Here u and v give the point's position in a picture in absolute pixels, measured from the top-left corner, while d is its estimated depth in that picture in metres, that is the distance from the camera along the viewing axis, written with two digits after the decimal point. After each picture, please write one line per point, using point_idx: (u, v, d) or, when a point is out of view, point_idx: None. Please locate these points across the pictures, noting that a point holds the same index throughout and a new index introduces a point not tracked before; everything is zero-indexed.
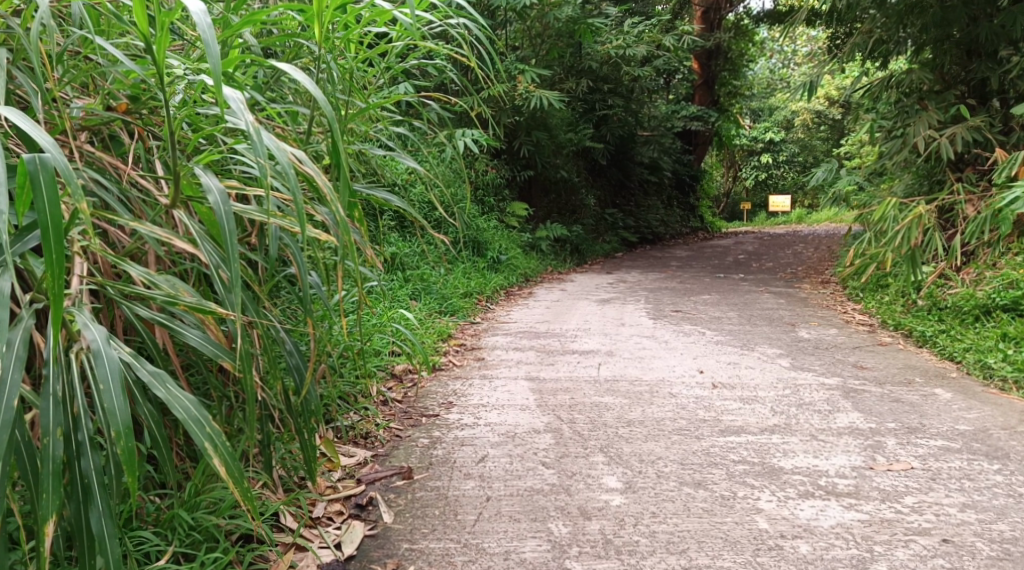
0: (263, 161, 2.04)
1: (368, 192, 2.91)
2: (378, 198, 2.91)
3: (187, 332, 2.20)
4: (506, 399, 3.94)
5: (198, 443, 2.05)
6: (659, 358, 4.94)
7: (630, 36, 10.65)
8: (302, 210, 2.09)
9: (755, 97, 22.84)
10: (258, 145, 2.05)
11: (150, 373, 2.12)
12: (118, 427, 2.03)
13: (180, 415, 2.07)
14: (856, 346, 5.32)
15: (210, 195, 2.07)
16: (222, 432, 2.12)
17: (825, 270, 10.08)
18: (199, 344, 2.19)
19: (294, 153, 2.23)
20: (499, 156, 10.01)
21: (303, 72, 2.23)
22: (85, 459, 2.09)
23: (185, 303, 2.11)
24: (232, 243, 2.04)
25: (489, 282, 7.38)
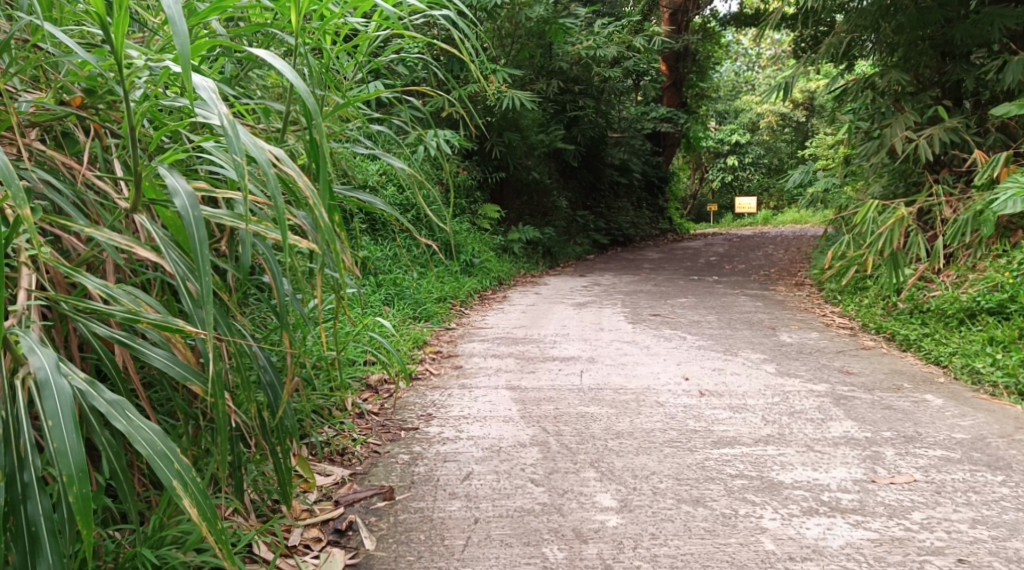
0: (238, 158, 1.87)
1: (348, 195, 2.76)
2: (359, 200, 2.73)
3: (150, 353, 2.02)
4: (488, 410, 3.79)
5: (164, 481, 1.88)
6: (642, 365, 4.81)
7: (601, 36, 10.54)
8: (282, 214, 1.92)
9: (722, 100, 22.86)
10: (232, 142, 1.88)
11: (108, 403, 1.95)
12: (70, 469, 1.85)
13: (142, 451, 1.90)
14: (840, 350, 5.22)
15: (177, 198, 1.90)
16: (190, 466, 1.95)
17: (799, 271, 10.01)
18: (163, 365, 2.01)
19: (272, 151, 2.07)
20: (471, 157, 9.85)
21: (281, 63, 2.07)
22: (33, 503, 1.91)
23: (148, 320, 1.93)
24: (201, 252, 1.87)
25: (462, 287, 7.22)
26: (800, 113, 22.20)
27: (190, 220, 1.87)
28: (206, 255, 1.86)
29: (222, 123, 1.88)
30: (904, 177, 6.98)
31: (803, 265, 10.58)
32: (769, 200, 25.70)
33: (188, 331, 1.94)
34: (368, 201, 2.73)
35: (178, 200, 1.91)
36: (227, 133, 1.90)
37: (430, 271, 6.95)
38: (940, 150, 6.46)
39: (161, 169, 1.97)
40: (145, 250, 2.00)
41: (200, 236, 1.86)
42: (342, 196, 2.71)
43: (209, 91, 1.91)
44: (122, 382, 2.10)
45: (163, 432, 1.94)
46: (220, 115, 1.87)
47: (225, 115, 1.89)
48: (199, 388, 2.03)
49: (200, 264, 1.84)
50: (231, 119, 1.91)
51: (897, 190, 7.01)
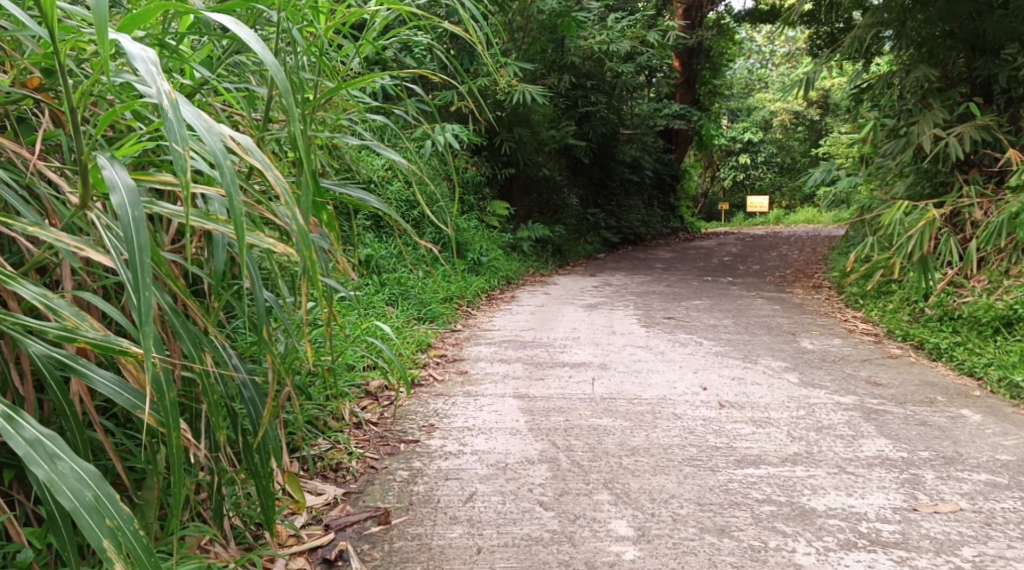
0: (179, 147, 1.64)
1: (338, 190, 2.51)
2: (351, 195, 2.49)
3: (96, 377, 1.83)
4: (494, 421, 3.55)
5: (94, 541, 1.70)
6: (657, 373, 4.57)
7: (614, 31, 10.28)
8: (237, 212, 1.67)
9: (734, 97, 22.58)
10: (173, 126, 1.65)
11: (29, 443, 1.74)
12: None
13: (68, 504, 1.70)
14: (865, 359, 4.97)
15: (115, 194, 1.67)
16: (126, 518, 1.76)
17: (816, 273, 9.74)
18: (110, 392, 1.82)
19: (235, 139, 1.82)
20: (479, 153, 9.61)
21: (244, 33, 1.82)
22: None
23: (87, 340, 1.75)
24: (137, 258, 1.63)
25: (469, 286, 6.98)
26: (814, 111, 21.92)
27: (128, 221, 1.65)
28: (146, 261, 1.64)
29: (162, 103, 1.65)
30: (930, 177, 6.74)
31: (820, 267, 10.34)
32: (782, 199, 25.40)
33: (132, 355, 1.75)
34: (362, 198, 2.48)
35: (117, 196, 1.68)
36: (169, 114, 1.66)
37: (436, 270, 6.71)
38: (970, 149, 6.19)
39: (102, 159, 1.75)
40: (95, 252, 1.79)
41: (138, 238, 1.64)
42: (332, 191, 2.48)
43: (148, 64, 1.67)
44: (69, 404, 1.86)
45: (94, 478, 1.75)
46: (160, 95, 1.64)
47: (166, 94, 1.65)
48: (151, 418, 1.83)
49: (136, 274, 1.62)
50: (174, 99, 1.67)
51: (924, 191, 6.76)
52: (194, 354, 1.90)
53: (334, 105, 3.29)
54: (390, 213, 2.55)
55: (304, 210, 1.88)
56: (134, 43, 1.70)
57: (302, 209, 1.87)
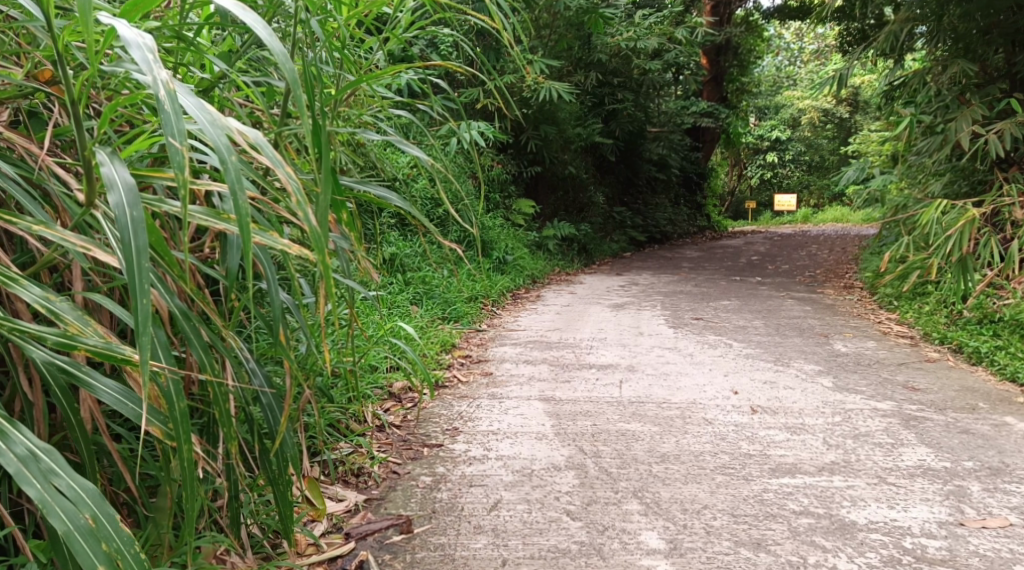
0: (177, 142, 1.56)
1: (360, 187, 2.42)
2: (372, 193, 2.40)
3: (99, 386, 1.75)
4: (520, 425, 3.46)
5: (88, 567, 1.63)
6: (686, 375, 4.46)
7: (642, 27, 10.15)
8: (242, 213, 1.59)
9: (761, 96, 22.36)
10: (169, 120, 1.56)
11: (24, 457, 1.67)
12: None
13: (60, 528, 1.63)
14: (901, 363, 4.85)
15: (112, 194, 1.59)
16: (123, 543, 1.69)
17: (847, 274, 9.59)
18: (114, 402, 1.74)
19: (243, 134, 1.74)
20: (505, 151, 9.52)
21: (253, 20, 1.72)
22: None
23: (86, 348, 1.68)
24: (134, 261, 1.56)
25: (494, 285, 6.89)
26: (843, 109, 21.69)
27: (125, 224, 1.58)
28: (143, 267, 1.57)
29: (158, 95, 1.56)
30: (968, 175, 6.63)
31: (851, 267, 10.19)
32: (810, 197, 25.16)
33: (136, 363, 1.67)
34: (384, 196, 2.39)
35: (114, 195, 1.61)
36: (167, 106, 1.57)
37: (460, 268, 6.63)
38: (1011, 147, 6.04)
39: (102, 155, 1.67)
40: (103, 252, 1.72)
41: (135, 243, 1.57)
42: (353, 189, 2.39)
43: (144, 52, 1.58)
44: (75, 414, 1.78)
45: (93, 498, 1.67)
46: (156, 88, 1.55)
47: (164, 85, 1.57)
48: (158, 429, 1.76)
49: (133, 278, 1.55)
50: (172, 90, 1.58)
51: (962, 190, 6.65)
52: (206, 361, 1.81)
53: (357, 99, 3.21)
54: (413, 211, 2.46)
55: (323, 212, 1.79)
56: (130, 28, 1.61)
57: (320, 211, 1.78)
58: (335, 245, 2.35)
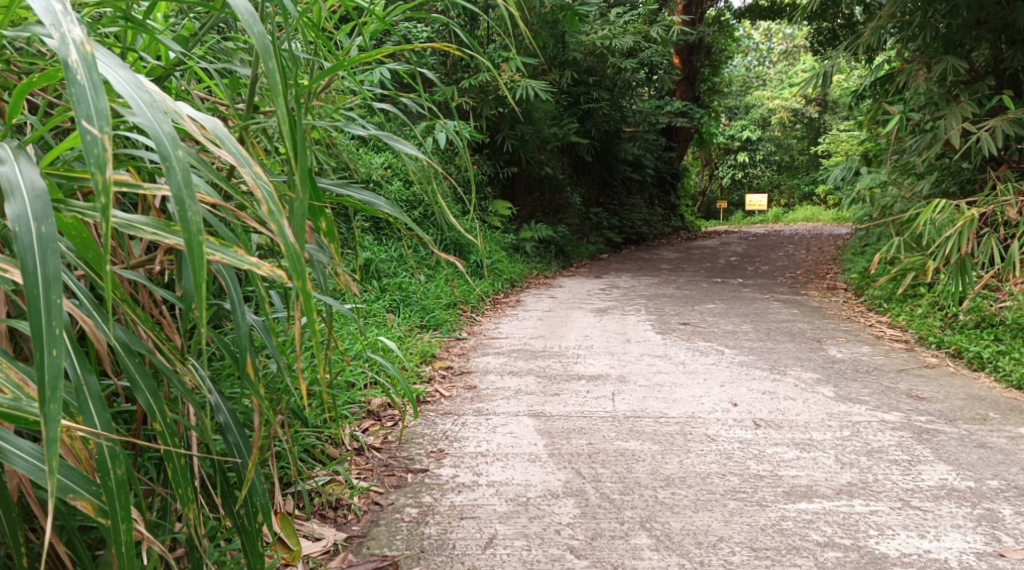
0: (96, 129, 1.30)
1: (340, 191, 2.15)
2: (355, 197, 2.14)
3: (14, 451, 1.50)
4: (511, 446, 3.21)
5: None
6: (680, 385, 4.23)
7: (616, 26, 9.95)
8: (184, 216, 1.33)
9: (731, 96, 22.28)
10: (85, 96, 1.30)
11: None
12: None
13: None
14: (900, 369, 4.67)
15: (14, 204, 1.36)
16: None
17: (829, 274, 9.45)
18: (30, 471, 1.49)
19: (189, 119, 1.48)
20: (481, 151, 9.26)
21: None
22: None
23: None
24: (42, 290, 1.31)
25: (474, 291, 6.65)
26: (814, 109, 21.69)
27: (29, 243, 1.33)
28: (55, 295, 1.32)
29: (70, 60, 1.31)
30: (956, 174, 6.50)
31: (832, 267, 10.06)
32: (781, 197, 25.07)
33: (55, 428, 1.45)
34: (371, 202, 2.13)
35: (16, 206, 1.37)
36: (83, 74, 1.32)
37: (438, 273, 6.37)
38: (1002, 145, 5.88)
39: (6, 155, 1.44)
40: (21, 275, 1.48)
41: (41, 267, 1.33)
42: (333, 190, 2.12)
43: (52, 4, 1.34)
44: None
45: None
46: (66, 51, 1.30)
47: (80, 52, 1.31)
48: (88, 504, 1.50)
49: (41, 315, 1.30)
50: (87, 53, 1.33)
51: (951, 190, 6.52)
52: (153, 407, 1.55)
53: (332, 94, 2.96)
54: (399, 219, 2.22)
55: (298, 224, 1.53)
56: None
57: (297, 221, 1.52)
58: (312, 257, 2.09)
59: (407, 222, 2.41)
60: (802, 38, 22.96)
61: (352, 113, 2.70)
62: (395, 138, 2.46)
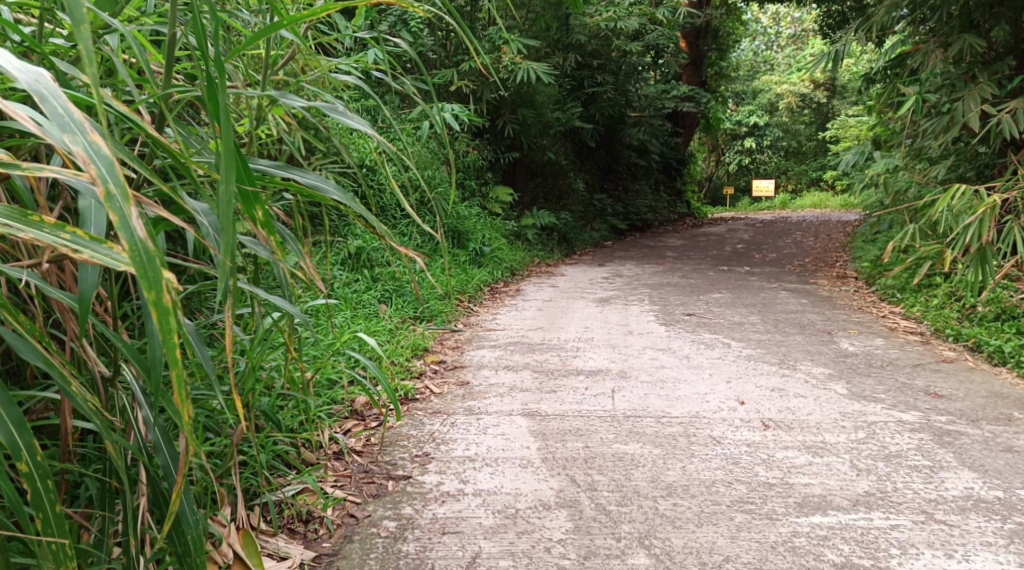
0: None
1: (282, 175, 2.03)
2: (300, 182, 2.03)
3: None
4: (501, 449, 3.00)
5: None
6: (683, 382, 4.01)
7: (621, 8, 9.67)
8: None
9: (738, 80, 21.88)
10: None
11: None
12: None
13: None
14: (916, 362, 4.44)
15: None
16: None
17: (838, 262, 9.21)
18: None
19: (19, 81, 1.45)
20: (481, 135, 9.00)
21: None
22: None
23: None
24: None
25: (471, 280, 6.44)
26: (822, 94, 21.39)
27: None
28: None
29: None
30: (974, 159, 6.26)
31: (841, 255, 9.81)
32: (787, 183, 24.64)
33: None
34: (320, 189, 2.03)
35: None
36: None
37: (434, 263, 6.16)
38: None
39: None
40: None
41: None
42: (275, 175, 2.03)
43: None
44: None
45: None
46: None
47: None
48: None
49: None
50: None
51: (968, 175, 6.26)
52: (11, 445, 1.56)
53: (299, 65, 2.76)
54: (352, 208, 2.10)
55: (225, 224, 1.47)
56: None
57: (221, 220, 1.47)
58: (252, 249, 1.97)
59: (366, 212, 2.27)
60: (810, 23, 22.62)
61: (312, 88, 2.46)
62: (359, 122, 2.25)
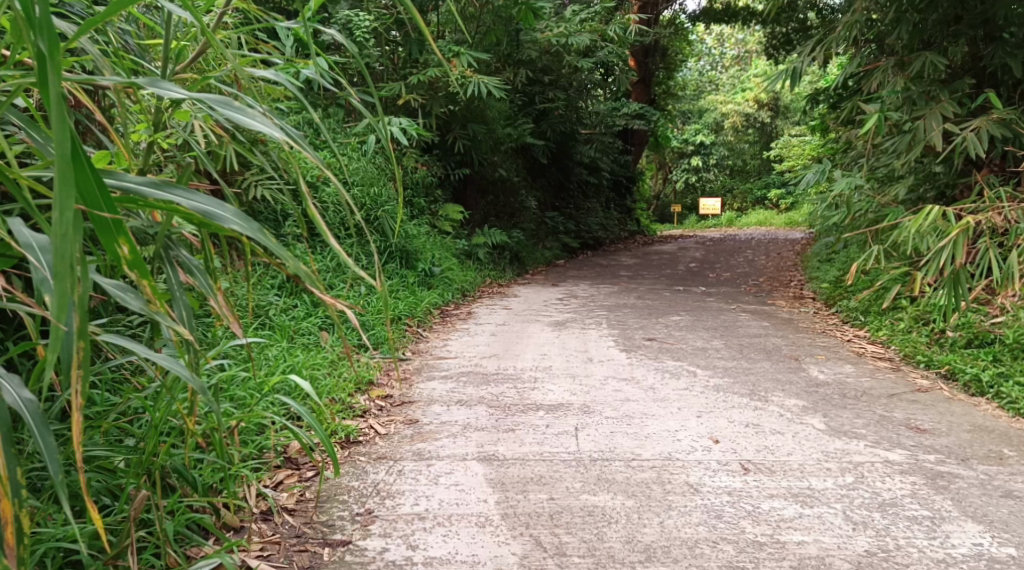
0: None
1: (159, 195, 1.80)
2: (189, 207, 1.81)
3: None
4: (455, 504, 2.75)
5: None
6: (650, 417, 3.71)
7: (572, 23, 9.39)
8: None
9: (685, 98, 21.79)
10: None
11: None
12: None
13: None
14: (891, 391, 4.19)
15: None
16: None
17: (794, 281, 9.04)
18: None
19: None
20: (430, 151, 8.66)
21: None
22: None
23: None
24: None
25: (420, 302, 6.10)
26: (766, 113, 21.44)
27: None
28: None
29: None
30: (934, 178, 6.08)
31: (796, 274, 9.66)
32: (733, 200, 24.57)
33: None
34: (216, 215, 1.81)
35: None
36: None
37: (378, 288, 5.85)
38: (988, 148, 5.42)
39: None
40: None
41: None
42: (151, 196, 1.79)
43: None
44: None
45: None
46: None
47: None
48: None
49: None
50: None
51: (929, 196, 6.08)
52: None
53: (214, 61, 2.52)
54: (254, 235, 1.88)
55: (60, 246, 1.50)
56: None
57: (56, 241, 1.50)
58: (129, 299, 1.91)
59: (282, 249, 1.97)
60: (755, 43, 22.69)
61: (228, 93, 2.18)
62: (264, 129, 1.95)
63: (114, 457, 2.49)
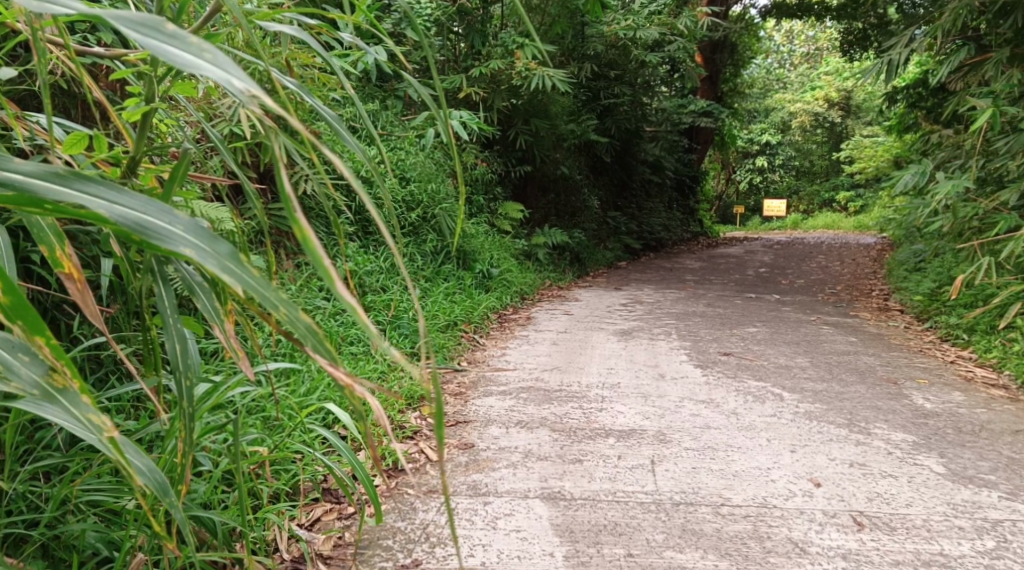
0: None
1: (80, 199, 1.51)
2: (115, 217, 1.51)
3: None
4: (519, 559, 2.35)
5: None
6: (737, 450, 3.24)
7: (641, 15, 8.89)
8: None
9: (753, 97, 21.04)
10: None
11: None
12: None
13: None
14: (1016, 426, 3.68)
15: None
16: None
17: (877, 291, 8.47)
18: None
19: None
20: (491, 147, 8.26)
21: None
22: None
23: None
24: None
25: (477, 305, 5.70)
26: (836, 113, 20.64)
27: None
28: None
29: None
30: None
31: (878, 283, 9.08)
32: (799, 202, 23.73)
33: None
34: (154, 229, 1.51)
35: None
36: None
37: (433, 290, 5.48)
38: None
39: None
40: None
41: None
42: (58, 199, 1.51)
43: None
44: None
45: None
46: None
47: None
48: None
49: None
50: None
51: None
52: None
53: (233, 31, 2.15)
54: (201, 257, 1.50)
55: None
56: None
57: None
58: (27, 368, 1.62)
59: (255, 278, 1.52)
60: (826, 41, 21.87)
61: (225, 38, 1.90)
62: (215, 76, 1.52)
63: (119, 499, 2.15)
